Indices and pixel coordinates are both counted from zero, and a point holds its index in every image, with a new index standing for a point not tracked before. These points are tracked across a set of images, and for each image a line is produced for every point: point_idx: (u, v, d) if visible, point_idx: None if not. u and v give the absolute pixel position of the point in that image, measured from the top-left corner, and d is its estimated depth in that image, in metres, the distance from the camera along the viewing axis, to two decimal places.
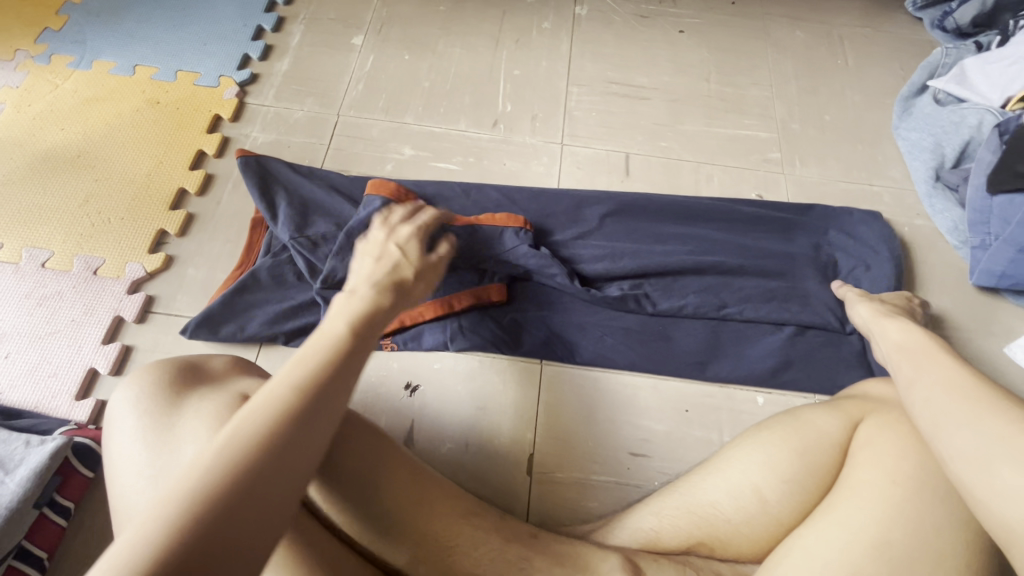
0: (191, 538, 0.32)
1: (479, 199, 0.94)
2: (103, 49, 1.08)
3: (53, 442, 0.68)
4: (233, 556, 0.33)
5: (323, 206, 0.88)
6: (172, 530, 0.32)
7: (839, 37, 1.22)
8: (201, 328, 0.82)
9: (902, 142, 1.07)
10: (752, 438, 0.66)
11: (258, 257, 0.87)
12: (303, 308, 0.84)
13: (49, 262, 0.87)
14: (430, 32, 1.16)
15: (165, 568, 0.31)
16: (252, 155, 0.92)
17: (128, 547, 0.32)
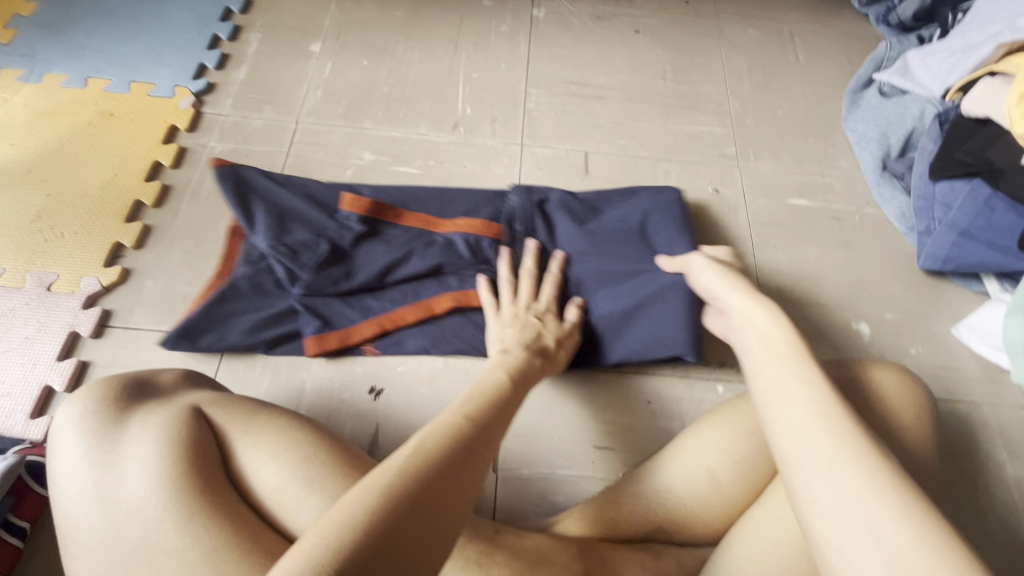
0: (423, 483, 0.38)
1: (458, 204, 0.93)
2: (54, 62, 1.06)
3: (4, 462, 0.66)
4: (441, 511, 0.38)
5: (302, 215, 0.87)
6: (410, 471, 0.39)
7: (790, 33, 1.25)
8: (181, 340, 0.81)
9: (851, 133, 1.11)
10: (708, 420, 0.68)
11: (235, 266, 0.85)
12: (283, 317, 0.83)
13: (0, 279, 0.85)
14: (389, 38, 1.16)
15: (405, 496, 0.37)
16: (228, 164, 0.90)
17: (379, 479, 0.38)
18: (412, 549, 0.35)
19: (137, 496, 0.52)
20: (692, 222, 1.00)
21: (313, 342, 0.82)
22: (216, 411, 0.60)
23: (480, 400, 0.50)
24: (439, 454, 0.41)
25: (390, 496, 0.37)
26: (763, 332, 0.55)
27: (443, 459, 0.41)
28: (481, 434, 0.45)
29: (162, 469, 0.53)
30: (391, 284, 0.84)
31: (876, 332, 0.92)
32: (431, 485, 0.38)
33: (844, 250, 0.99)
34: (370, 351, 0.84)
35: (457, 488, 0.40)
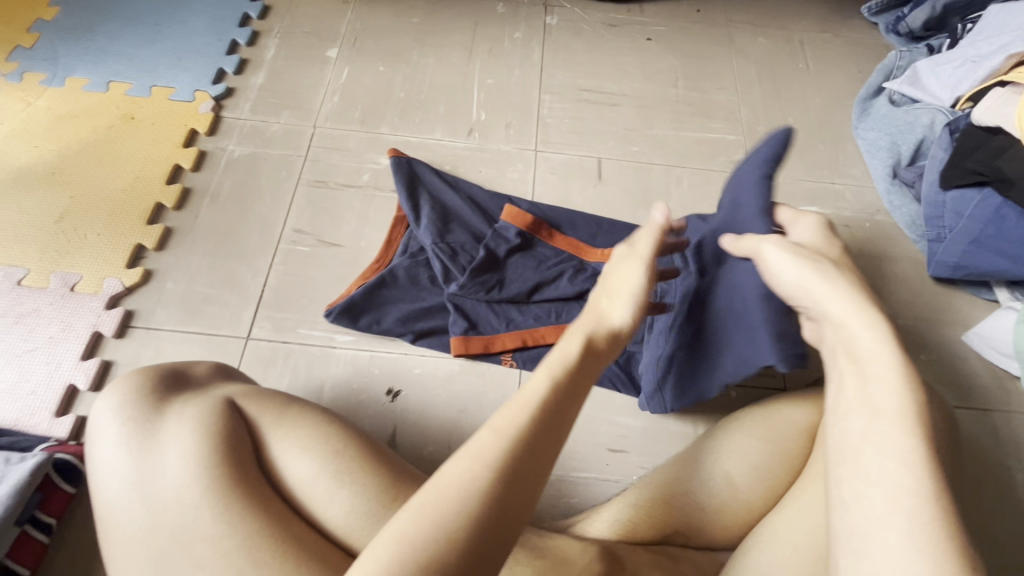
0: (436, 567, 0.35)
1: (611, 233, 0.94)
2: (76, 66, 1.08)
3: (33, 459, 0.68)
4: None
5: (462, 218, 0.93)
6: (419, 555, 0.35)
7: (800, 41, 1.27)
8: (344, 315, 0.85)
9: (862, 141, 1.12)
10: (730, 431, 0.69)
11: (395, 257, 0.91)
12: (433, 312, 0.87)
13: (25, 280, 0.87)
14: (404, 44, 1.18)
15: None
16: (405, 159, 0.99)
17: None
18: None
19: (176, 486, 0.53)
20: None
21: (459, 342, 0.84)
22: (249, 404, 0.61)
23: (529, 408, 0.42)
24: (472, 511, 0.37)
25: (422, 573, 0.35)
26: (848, 344, 0.48)
27: (464, 525, 0.36)
28: (528, 464, 0.40)
29: (200, 459, 0.54)
30: (536, 301, 0.87)
31: None
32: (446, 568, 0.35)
33: (854, 256, 1.00)
34: (507, 363, 0.85)
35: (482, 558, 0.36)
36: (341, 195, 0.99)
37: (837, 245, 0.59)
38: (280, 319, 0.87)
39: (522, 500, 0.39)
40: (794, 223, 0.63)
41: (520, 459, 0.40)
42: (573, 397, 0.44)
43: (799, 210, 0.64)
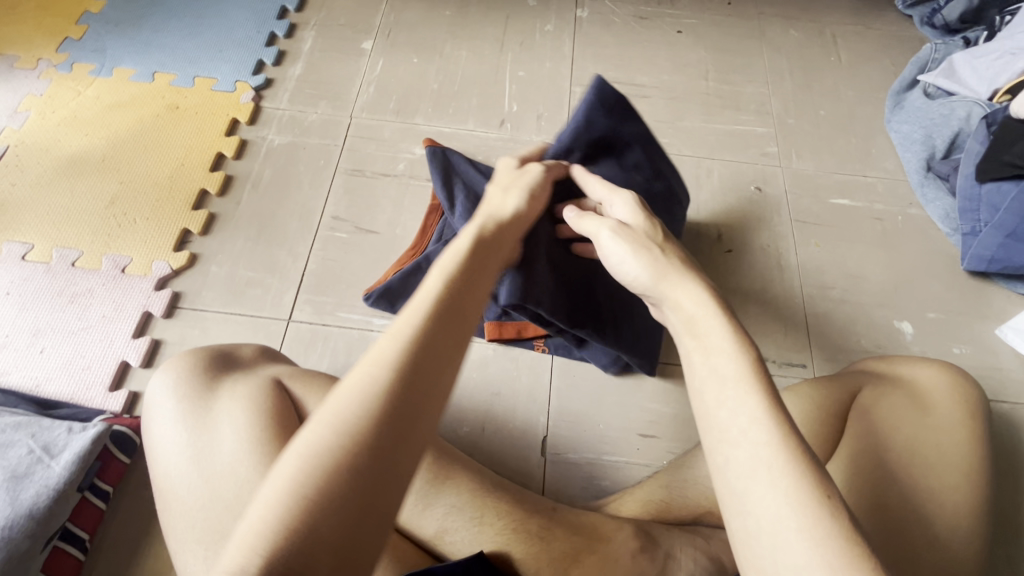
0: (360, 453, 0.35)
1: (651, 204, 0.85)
2: (123, 57, 1.12)
3: (94, 429, 0.71)
4: (386, 472, 0.35)
5: None
6: (340, 442, 0.35)
7: (832, 35, 1.26)
8: (381, 298, 0.86)
9: (895, 134, 1.11)
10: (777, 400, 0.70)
11: (430, 244, 0.91)
12: None
13: (78, 261, 0.91)
14: (437, 36, 1.20)
15: (336, 471, 0.34)
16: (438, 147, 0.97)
17: (305, 461, 0.34)
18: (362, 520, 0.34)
19: (230, 457, 0.56)
20: (733, 219, 1.02)
21: (493, 327, 0.87)
22: (295, 384, 0.64)
23: (421, 312, 0.42)
24: (376, 407, 0.37)
25: (336, 467, 0.34)
26: (687, 320, 0.48)
27: (379, 415, 0.36)
28: (429, 362, 0.40)
29: (251, 432, 0.57)
30: None
31: (918, 331, 0.92)
32: (366, 453, 0.35)
33: (885, 249, 1.00)
34: (540, 348, 0.88)
35: (399, 447, 0.36)
36: (377, 184, 1.01)
37: (648, 218, 0.58)
38: (320, 303, 0.90)
39: (427, 396, 0.39)
40: (614, 204, 0.62)
41: (418, 357, 0.39)
42: (470, 296, 0.46)
43: (616, 188, 0.63)
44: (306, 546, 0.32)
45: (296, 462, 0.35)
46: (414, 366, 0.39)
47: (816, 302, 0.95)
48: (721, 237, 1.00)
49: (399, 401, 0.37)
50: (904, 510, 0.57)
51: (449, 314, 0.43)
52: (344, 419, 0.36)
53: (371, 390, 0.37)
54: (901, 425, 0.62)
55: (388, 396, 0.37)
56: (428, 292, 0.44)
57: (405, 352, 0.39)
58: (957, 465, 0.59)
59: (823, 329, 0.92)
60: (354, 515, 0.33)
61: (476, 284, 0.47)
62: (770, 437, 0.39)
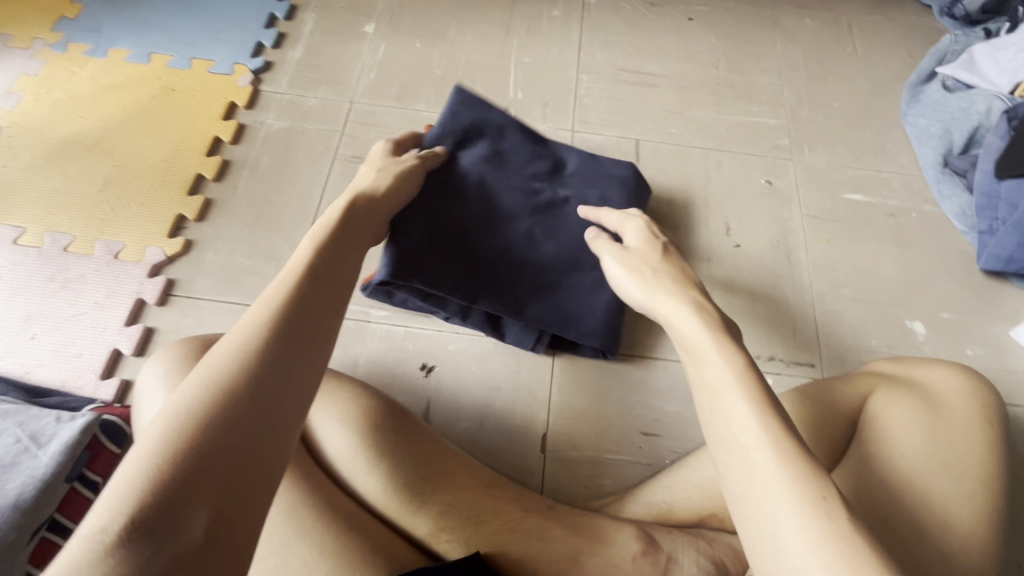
0: (246, 383, 0.38)
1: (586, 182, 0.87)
2: (119, 37, 1.09)
3: (83, 418, 0.70)
4: (275, 398, 0.39)
5: None
6: (229, 375, 0.38)
7: (848, 24, 1.22)
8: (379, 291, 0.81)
9: (911, 128, 1.08)
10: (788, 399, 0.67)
11: None
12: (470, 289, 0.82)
13: (71, 246, 0.89)
14: (441, 20, 1.17)
15: (226, 397, 0.37)
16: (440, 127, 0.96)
17: (194, 392, 0.37)
18: (255, 441, 0.36)
19: None
20: (742, 213, 0.99)
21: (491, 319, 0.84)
22: None
23: (290, 279, 0.48)
24: (261, 348, 0.41)
25: (225, 396, 0.37)
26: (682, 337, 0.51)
27: (259, 354, 0.40)
28: (301, 316, 0.45)
29: None
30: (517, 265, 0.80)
31: (931, 331, 0.90)
32: (251, 384, 0.38)
33: (899, 246, 0.97)
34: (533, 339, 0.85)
35: (284, 379, 0.40)
36: None
37: (656, 243, 0.66)
38: None
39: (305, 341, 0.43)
40: (625, 231, 0.70)
41: (292, 310, 0.44)
42: (342, 266, 0.53)
43: (625, 216, 0.72)
44: (202, 458, 0.34)
45: (181, 397, 0.37)
46: (291, 318, 0.44)
47: (824, 300, 0.92)
48: (729, 229, 0.98)
49: (282, 343, 0.42)
50: (915, 519, 0.55)
51: (320, 279, 0.49)
52: (231, 358, 0.40)
53: (254, 335, 0.42)
54: (912, 429, 0.60)
55: (269, 340, 0.42)
56: (295, 266, 0.50)
57: (283, 308, 0.44)
58: (972, 474, 0.57)
59: (831, 328, 0.90)
60: (246, 433, 0.36)
61: (345, 256, 0.55)
62: (764, 441, 0.40)
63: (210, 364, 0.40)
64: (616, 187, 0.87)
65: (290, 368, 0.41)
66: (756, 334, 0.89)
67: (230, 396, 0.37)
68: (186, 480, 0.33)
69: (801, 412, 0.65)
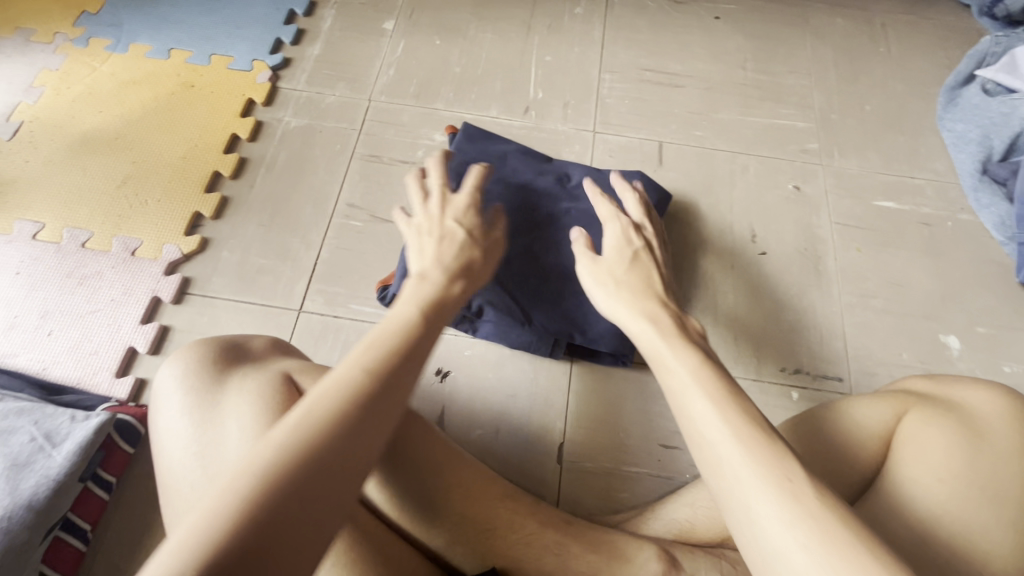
0: (326, 433, 0.38)
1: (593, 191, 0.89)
2: (140, 33, 1.09)
3: (97, 418, 0.69)
4: (349, 452, 0.38)
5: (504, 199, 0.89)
6: (312, 422, 0.39)
7: (882, 24, 1.18)
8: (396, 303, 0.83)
9: (947, 133, 1.03)
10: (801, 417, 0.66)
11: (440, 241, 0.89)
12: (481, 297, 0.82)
13: (89, 242, 0.89)
14: (461, 18, 1.15)
15: (305, 445, 0.37)
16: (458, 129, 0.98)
17: (278, 436, 0.38)
18: (323, 494, 0.36)
19: (235, 455, 0.53)
20: (768, 219, 0.96)
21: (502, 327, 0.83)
22: (305, 379, 0.60)
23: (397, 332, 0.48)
24: (348, 397, 0.41)
25: (305, 444, 0.37)
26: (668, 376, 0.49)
27: (346, 404, 0.40)
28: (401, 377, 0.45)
29: (257, 427, 0.53)
30: (524, 276, 0.83)
31: (965, 346, 0.86)
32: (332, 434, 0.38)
33: (932, 257, 0.93)
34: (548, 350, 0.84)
35: (363, 432, 0.40)
36: (395, 171, 0.97)
37: (629, 248, 0.68)
38: (332, 294, 0.87)
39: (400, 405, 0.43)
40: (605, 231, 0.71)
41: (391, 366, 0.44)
42: (438, 319, 0.52)
43: (608, 214, 0.72)
44: (274, 509, 0.34)
45: (266, 443, 0.38)
46: (382, 369, 0.43)
47: (853, 312, 0.89)
48: (754, 236, 0.95)
49: (369, 395, 0.41)
50: (949, 549, 0.53)
51: (416, 333, 0.48)
52: (321, 403, 0.40)
53: (345, 384, 0.42)
54: (950, 454, 0.56)
55: (357, 390, 0.41)
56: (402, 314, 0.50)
57: (376, 359, 0.44)
58: (1013, 505, 0.54)
59: (860, 340, 0.87)
60: (319, 486, 0.36)
61: (442, 308, 0.54)
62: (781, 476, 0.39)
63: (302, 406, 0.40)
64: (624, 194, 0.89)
65: (371, 421, 0.40)
66: (781, 345, 0.86)
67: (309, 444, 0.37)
68: (248, 547, 0.33)
69: (816, 433, 0.63)
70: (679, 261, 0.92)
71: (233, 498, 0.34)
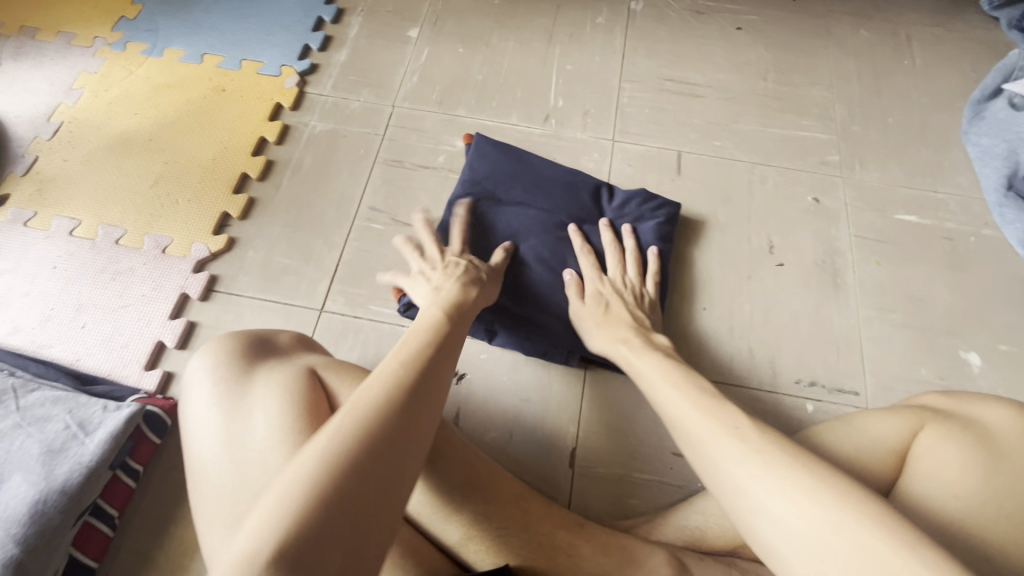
0: (399, 400, 0.47)
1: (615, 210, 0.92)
2: (175, 38, 1.13)
3: (127, 409, 0.72)
4: (418, 417, 0.47)
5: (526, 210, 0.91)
6: (387, 392, 0.47)
7: (907, 36, 1.17)
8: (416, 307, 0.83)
9: (972, 147, 1.02)
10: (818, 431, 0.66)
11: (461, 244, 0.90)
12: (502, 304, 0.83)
13: (122, 239, 0.92)
14: (484, 26, 1.17)
15: (386, 409, 0.46)
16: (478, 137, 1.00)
17: (361, 401, 0.46)
18: (402, 448, 0.44)
19: (260, 446, 0.55)
20: (787, 230, 0.96)
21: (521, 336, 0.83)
22: (328, 375, 0.62)
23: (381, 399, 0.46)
24: (410, 375, 0.50)
25: (387, 408, 0.46)
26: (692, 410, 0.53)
27: (410, 381, 0.49)
28: (385, 451, 0.43)
29: (283, 420, 0.55)
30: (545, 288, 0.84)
31: (987, 363, 0.85)
32: (404, 403, 0.47)
33: (953, 272, 0.92)
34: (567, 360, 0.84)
35: (425, 404, 0.49)
36: (417, 176, 1.00)
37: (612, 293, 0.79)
38: (353, 295, 0.89)
39: (389, 481, 0.42)
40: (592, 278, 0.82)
41: (398, 413, 0.46)
42: (459, 327, 0.63)
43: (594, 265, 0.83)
44: (372, 453, 0.42)
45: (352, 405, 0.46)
46: (431, 358, 0.53)
47: (871, 326, 0.88)
48: (772, 248, 0.94)
49: (424, 375, 0.51)
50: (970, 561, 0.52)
51: (449, 334, 0.60)
52: (389, 378, 0.49)
53: (404, 367, 0.51)
54: (967, 469, 0.56)
55: (415, 371, 0.51)
56: (389, 377, 0.49)
57: (423, 352, 0.54)
58: None
59: (877, 354, 0.86)
60: (399, 439, 0.44)
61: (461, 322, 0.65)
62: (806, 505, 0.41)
63: (374, 381, 0.49)
64: (644, 217, 0.91)
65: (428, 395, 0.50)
66: (796, 357, 0.86)
67: (389, 408, 0.46)
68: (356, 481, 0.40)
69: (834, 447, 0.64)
70: (696, 270, 0.93)
71: (336, 445, 0.42)
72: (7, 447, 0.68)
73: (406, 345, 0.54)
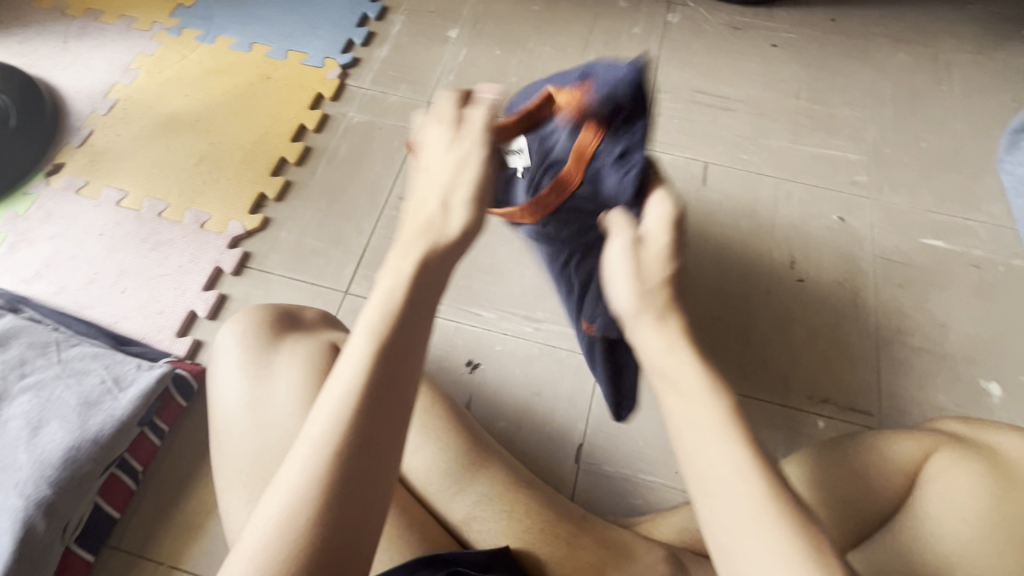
0: (322, 508, 0.34)
1: None
2: (227, 26, 1.18)
3: (159, 369, 0.76)
4: (358, 513, 0.35)
5: None
6: (304, 500, 0.34)
7: (945, 62, 1.16)
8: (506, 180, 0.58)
9: (1007, 177, 1.01)
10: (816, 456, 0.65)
11: None
12: None
13: (164, 212, 0.97)
14: (523, 30, 1.20)
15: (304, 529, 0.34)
16: None
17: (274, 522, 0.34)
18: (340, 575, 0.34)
19: (281, 412, 0.57)
20: (810, 247, 0.96)
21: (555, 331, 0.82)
22: None
23: (290, 531, 0.34)
24: (333, 461, 0.35)
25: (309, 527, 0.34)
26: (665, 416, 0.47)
27: (335, 469, 0.35)
28: None
29: (304, 388, 0.58)
30: None
31: (1008, 395, 0.83)
32: (332, 510, 0.34)
33: (979, 300, 0.91)
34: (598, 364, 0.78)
35: (362, 497, 0.35)
36: None
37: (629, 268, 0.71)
38: None
39: None
40: None
41: (323, 535, 0.34)
42: (424, 309, 0.41)
43: None
44: None
45: (263, 531, 0.34)
46: (365, 411, 0.37)
47: (890, 348, 0.88)
48: (794, 264, 0.95)
49: (357, 451, 0.36)
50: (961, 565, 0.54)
51: (398, 340, 0.39)
52: (305, 473, 0.35)
53: (324, 446, 0.36)
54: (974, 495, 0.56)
55: (340, 451, 0.35)
56: (304, 485, 0.35)
57: (355, 399, 0.37)
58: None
59: (895, 377, 0.86)
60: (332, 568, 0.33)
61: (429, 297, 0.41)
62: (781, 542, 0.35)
63: (290, 477, 0.35)
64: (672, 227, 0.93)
65: (364, 483, 0.35)
66: (811, 372, 0.86)
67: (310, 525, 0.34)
68: None
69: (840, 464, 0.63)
70: (715, 279, 0.93)
71: None
72: (47, 396, 0.72)
73: (331, 393, 0.37)
